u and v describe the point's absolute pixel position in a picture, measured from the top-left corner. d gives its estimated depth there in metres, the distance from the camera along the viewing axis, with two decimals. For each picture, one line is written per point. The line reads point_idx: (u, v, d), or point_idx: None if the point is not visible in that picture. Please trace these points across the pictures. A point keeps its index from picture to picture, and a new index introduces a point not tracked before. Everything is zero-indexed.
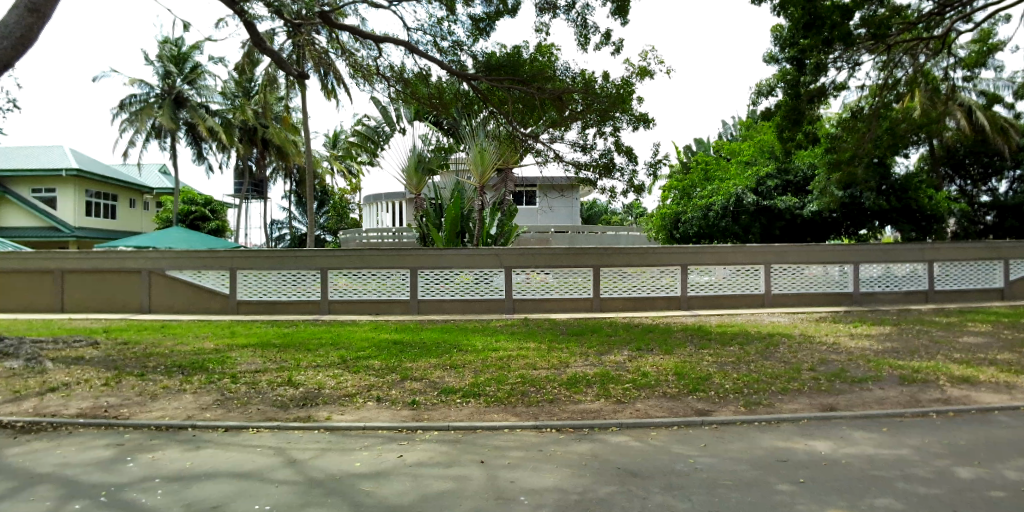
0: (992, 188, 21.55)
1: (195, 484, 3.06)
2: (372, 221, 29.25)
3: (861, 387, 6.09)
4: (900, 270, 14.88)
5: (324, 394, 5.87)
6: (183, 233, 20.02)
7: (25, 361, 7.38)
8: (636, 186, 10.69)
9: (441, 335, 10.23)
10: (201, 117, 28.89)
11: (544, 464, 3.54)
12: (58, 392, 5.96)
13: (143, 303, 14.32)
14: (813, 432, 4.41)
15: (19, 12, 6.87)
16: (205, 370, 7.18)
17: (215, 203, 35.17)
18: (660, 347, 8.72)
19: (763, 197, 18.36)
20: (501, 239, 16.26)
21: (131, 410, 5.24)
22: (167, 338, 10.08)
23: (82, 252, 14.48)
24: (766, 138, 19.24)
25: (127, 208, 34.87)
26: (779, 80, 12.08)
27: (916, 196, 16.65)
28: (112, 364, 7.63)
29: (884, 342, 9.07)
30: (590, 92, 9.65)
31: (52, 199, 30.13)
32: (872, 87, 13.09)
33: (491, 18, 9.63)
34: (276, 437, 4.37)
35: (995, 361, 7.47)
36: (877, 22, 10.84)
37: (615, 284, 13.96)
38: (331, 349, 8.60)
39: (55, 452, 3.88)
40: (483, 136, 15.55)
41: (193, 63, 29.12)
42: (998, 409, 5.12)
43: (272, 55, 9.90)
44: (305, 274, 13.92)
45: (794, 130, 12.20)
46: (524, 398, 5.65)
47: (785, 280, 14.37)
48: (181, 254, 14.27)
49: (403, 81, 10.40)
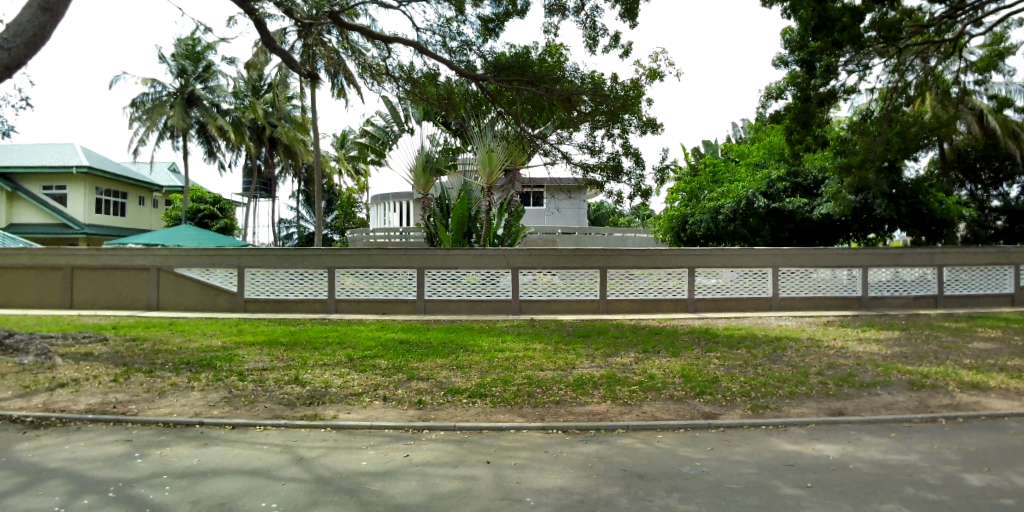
0: (1003, 193, 21.39)
1: (204, 481, 3.09)
2: (380, 221, 29.39)
3: (869, 391, 6.06)
4: (910, 275, 14.73)
5: (331, 392, 5.90)
6: (191, 231, 20.17)
7: (35, 357, 7.44)
8: (643, 190, 10.65)
9: (447, 335, 10.25)
10: (212, 117, 29.23)
11: (550, 465, 3.54)
12: (68, 387, 6.03)
13: (151, 300, 14.43)
14: (821, 437, 4.39)
15: (33, 10, 6.95)
16: (213, 367, 7.23)
17: (224, 201, 35.31)
18: (666, 350, 8.72)
19: (773, 200, 18.17)
20: (509, 239, 16.08)
21: (139, 406, 5.29)
22: (175, 335, 10.17)
23: (92, 248, 14.63)
24: (775, 141, 19.20)
25: (137, 206, 35.19)
26: (789, 83, 12.05)
27: (926, 200, 16.51)
28: (121, 360, 7.70)
29: (892, 347, 9.01)
30: (598, 94, 9.62)
31: (62, 196, 30.46)
32: (881, 90, 13.10)
33: (501, 19, 9.65)
34: (283, 434, 4.40)
35: (1005, 367, 7.39)
36: (888, 24, 10.71)
37: (621, 286, 13.92)
38: (338, 348, 8.63)
39: (65, 448, 3.92)
40: (492, 137, 15.55)
41: (206, 63, 29.37)
42: (1008, 415, 5.07)
43: (282, 55, 9.97)
44: (312, 273, 13.98)
45: (803, 133, 12.08)
46: (531, 399, 5.66)
47: (793, 283, 14.28)
48: (189, 252, 14.35)
49: (411, 81, 10.40)
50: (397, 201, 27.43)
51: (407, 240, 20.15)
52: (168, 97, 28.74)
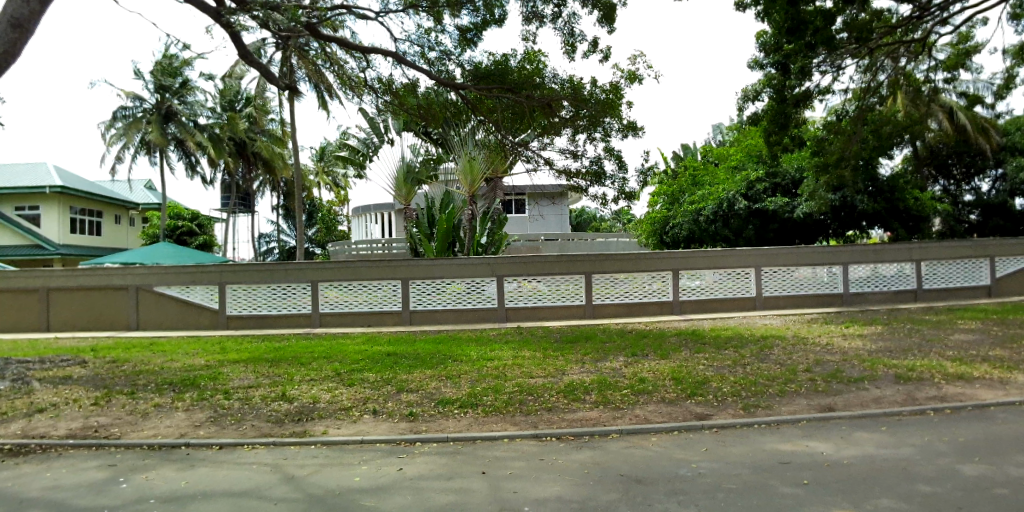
0: (974, 188, 21.96)
1: (192, 504, 2.99)
2: (362, 233, 29.24)
3: (858, 386, 6.13)
4: (888, 270, 15.01)
5: (320, 407, 5.80)
6: (169, 248, 19.75)
7: (11, 382, 7.17)
8: (627, 193, 10.76)
9: (436, 346, 10.13)
10: (189, 132, 28.86)
11: (547, 473, 3.51)
12: (46, 412, 5.83)
13: (132, 320, 14.07)
14: (813, 434, 4.42)
15: (3, 28, 6.79)
16: (197, 386, 7.07)
17: (203, 218, 34.73)
18: (655, 352, 8.75)
19: (754, 201, 18.54)
20: (492, 247, 16.24)
21: (121, 429, 5.12)
22: (157, 356, 9.86)
23: (68, 269, 14.25)
24: (754, 143, 19.55)
25: (112, 225, 34.41)
26: (765, 85, 12.26)
27: (902, 196, 17.11)
28: (101, 383, 7.46)
29: (877, 342, 9.15)
30: (578, 99, 9.74)
31: (35, 216, 29.74)
32: (855, 90, 13.35)
33: (479, 28, 9.70)
34: (272, 453, 4.30)
35: (987, 358, 7.55)
36: (859, 26, 11.02)
37: (607, 290, 14.00)
38: (325, 363, 8.49)
39: (45, 475, 3.76)
40: (473, 145, 15.69)
41: (184, 78, 28.96)
42: (994, 405, 5.17)
43: (260, 69, 9.85)
44: (295, 287, 13.79)
45: (781, 134, 12.32)
46: (522, 407, 5.61)
47: (775, 282, 14.47)
48: (170, 270, 14.07)
49: (391, 93, 10.33)
50: (379, 213, 27.29)
51: (390, 252, 20.18)
52: (145, 113, 28.35)
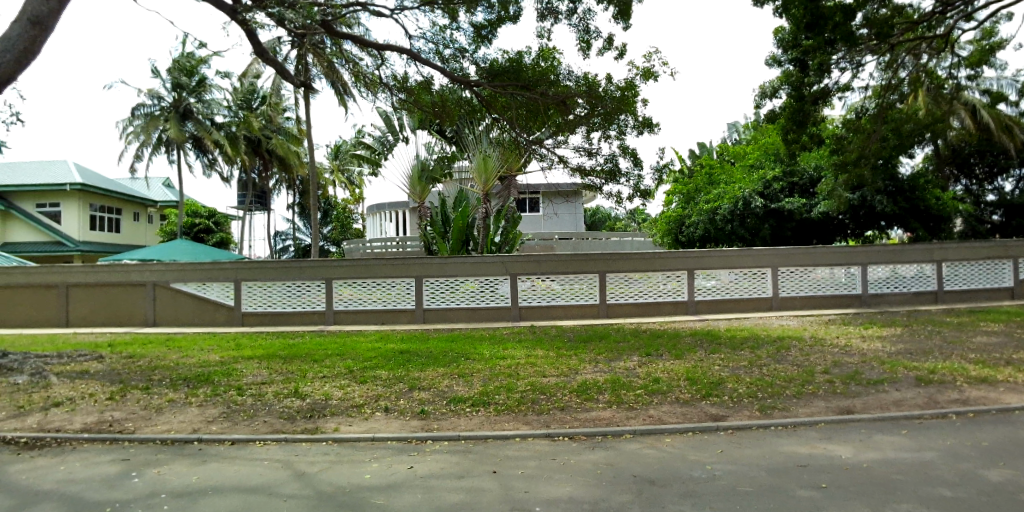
0: (998, 188, 21.56)
1: (203, 499, 2.99)
2: (376, 231, 29.40)
3: (877, 389, 5.99)
4: (908, 271, 14.69)
5: (332, 404, 5.81)
6: (186, 246, 20.01)
7: (29, 376, 7.29)
8: (642, 191, 10.64)
9: (448, 344, 10.13)
10: (206, 131, 29.23)
11: (558, 473, 3.46)
12: (62, 406, 5.91)
13: (148, 316, 14.28)
14: (832, 436, 4.32)
15: (24, 26, 6.89)
16: (211, 382, 7.12)
17: (219, 216, 35.19)
18: (669, 353, 8.63)
19: (771, 200, 18.25)
20: (506, 247, 16.01)
21: (136, 424, 5.16)
22: (173, 351, 9.98)
23: (87, 265, 14.50)
24: (771, 141, 19.27)
25: (131, 222, 35.00)
26: (782, 82, 12.02)
27: (923, 196, 16.72)
28: (117, 378, 7.55)
29: (896, 344, 8.96)
30: (593, 96, 9.64)
31: (56, 214, 30.33)
32: (875, 87, 13.07)
33: (493, 26, 9.65)
34: (283, 449, 4.31)
35: (1011, 361, 7.34)
36: (880, 21, 10.76)
37: (620, 290, 13.88)
38: (338, 360, 8.52)
39: (61, 468, 3.80)
40: (487, 143, 15.66)
41: (200, 77, 29.37)
42: (1020, 410, 5.00)
43: (275, 67, 9.91)
44: (309, 285, 13.88)
45: (799, 131, 12.07)
46: (535, 407, 5.56)
47: (792, 282, 14.24)
48: (186, 267, 14.26)
49: (406, 90, 10.35)
50: (393, 211, 27.41)
51: (404, 250, 20.25)
52: (162, 112, 28.78)
